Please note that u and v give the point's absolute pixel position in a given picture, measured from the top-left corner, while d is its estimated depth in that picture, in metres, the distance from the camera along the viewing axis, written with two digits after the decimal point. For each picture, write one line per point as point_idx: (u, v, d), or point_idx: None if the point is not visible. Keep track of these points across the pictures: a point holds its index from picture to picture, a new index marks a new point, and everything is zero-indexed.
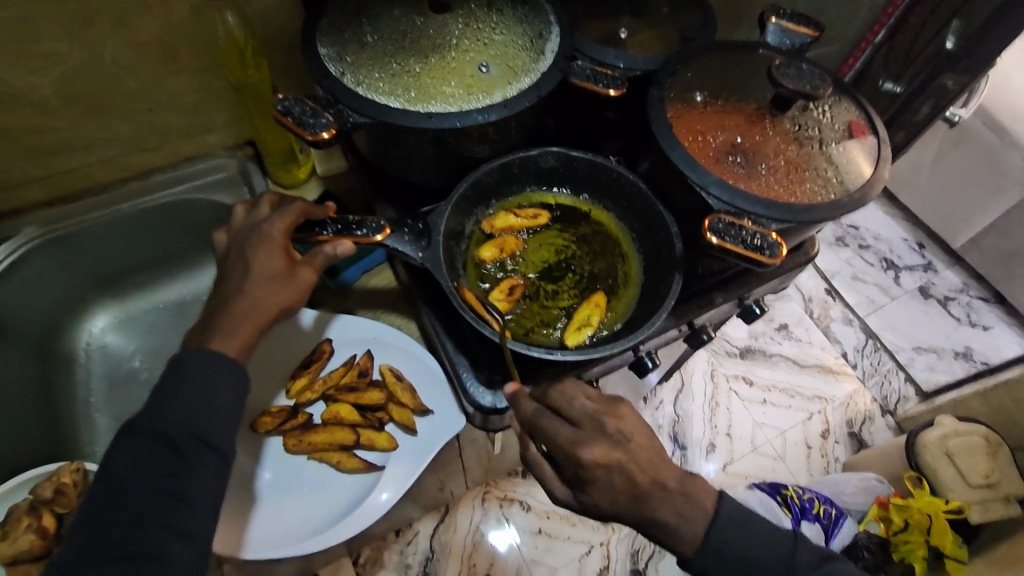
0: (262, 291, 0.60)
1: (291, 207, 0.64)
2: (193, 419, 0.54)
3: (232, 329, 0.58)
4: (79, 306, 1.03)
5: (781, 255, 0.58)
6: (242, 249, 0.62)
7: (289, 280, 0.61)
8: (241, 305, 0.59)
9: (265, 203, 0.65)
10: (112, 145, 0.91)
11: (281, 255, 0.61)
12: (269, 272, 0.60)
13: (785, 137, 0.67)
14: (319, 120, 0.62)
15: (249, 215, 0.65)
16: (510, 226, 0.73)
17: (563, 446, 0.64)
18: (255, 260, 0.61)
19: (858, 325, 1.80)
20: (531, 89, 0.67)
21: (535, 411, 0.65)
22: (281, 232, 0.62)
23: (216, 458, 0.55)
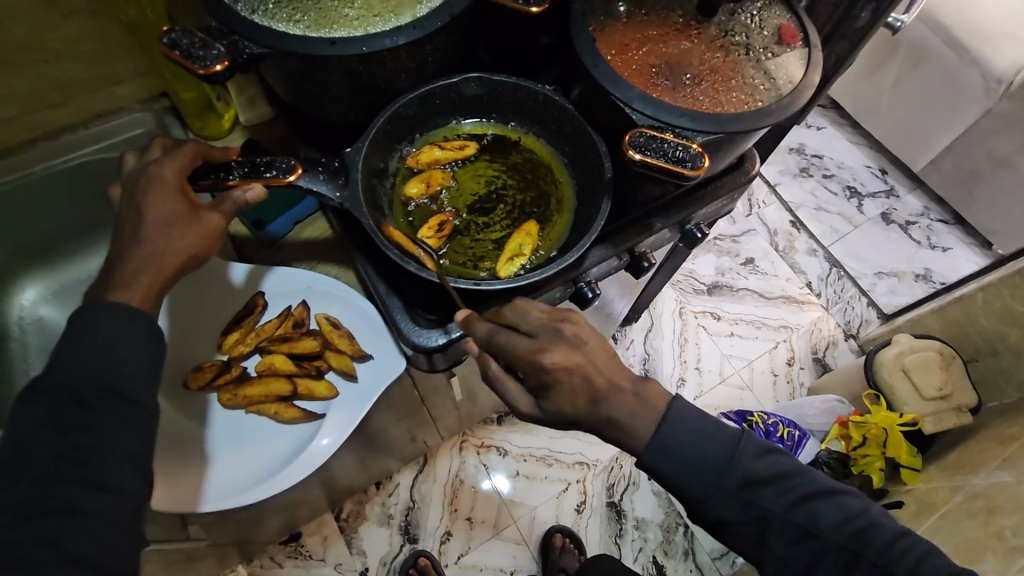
0: (162, 238, 0.57)
1: (184, 147, 0.61)
2: (102, 377, 0.54)
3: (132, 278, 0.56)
4: (7, 278, 1.01)
5: (703, 167, 0.56)
6: (132, 195, 0.58)
7: (192, 227, 0.58)
8: (141, 253, 0.56)
9: (157, 146, 0.62)
10: (12, 103, 0.83)
11: (183, 200, 0.59)
12: (168, 215, 0.58)
13: (711, 45, 0.64)
14: (209, 51, 0.58)
15: (140, 159, 0.61)
16: (435, 160, 0.70)
17: (523, 358, 0.59)
18: (148, 206, 0.58)
19: (822, 255, 1.81)
20: (443, 8, 0.63)
21: (490, 330, 0.61)
22: (174, 176, 0.59)
23: (134, 412, 0.55)
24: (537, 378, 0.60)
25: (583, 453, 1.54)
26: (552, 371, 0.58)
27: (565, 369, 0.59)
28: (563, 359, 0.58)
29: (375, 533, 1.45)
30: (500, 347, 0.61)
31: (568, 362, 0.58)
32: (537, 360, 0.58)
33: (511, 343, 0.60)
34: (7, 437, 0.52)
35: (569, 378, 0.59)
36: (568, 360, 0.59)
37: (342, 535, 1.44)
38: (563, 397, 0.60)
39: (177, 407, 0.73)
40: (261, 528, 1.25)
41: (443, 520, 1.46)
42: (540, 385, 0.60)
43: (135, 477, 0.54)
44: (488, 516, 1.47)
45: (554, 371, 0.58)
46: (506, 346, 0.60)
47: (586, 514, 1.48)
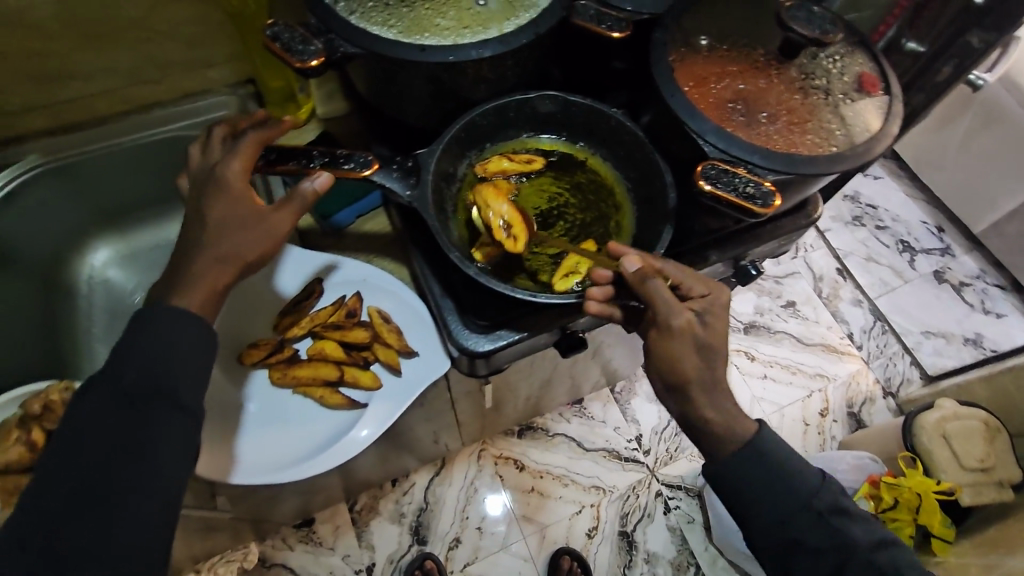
0: (228, 240, 0.60)
1: (245, 138, 0.63)
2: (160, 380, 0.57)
3: (199, 276, 0.59)
4: (80, 239, 1.03)
5: (774, 205, 0.56)
6: (199, 197, 0.61)
7: (258, 228, 0.61)
8: (208, 254, 0.59)
9: (218, 140, 0.65)
10: (114, 76, 0.89)
11: (250, 201, 0.61)
12: (232, 219, 0.60)
13: (791, 86, 0.65)
14: (308, 47, 0.61)
15: (204, 156, 0.64)
16: (502, 171, 0.73)
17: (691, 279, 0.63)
18: (215, 208, 0.60)
19: (867, 306, 1.77)
20: (529, 27, 0.66)
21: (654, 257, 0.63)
22: (238, 177, 0.62)
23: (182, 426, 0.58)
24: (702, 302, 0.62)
25: (600, 477, 1.52)
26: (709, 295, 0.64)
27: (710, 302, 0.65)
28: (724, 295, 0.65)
29: (385, 528, 1.46)
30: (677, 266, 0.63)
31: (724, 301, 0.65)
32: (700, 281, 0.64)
33: (683, 268, 0.63)
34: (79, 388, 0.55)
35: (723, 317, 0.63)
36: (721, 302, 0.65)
37: (354, 526, 1.46)
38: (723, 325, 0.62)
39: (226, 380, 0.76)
40: (278, 509, 1.27)
41: (454, 526, 1.46)
42: (706, 310, 0.62)
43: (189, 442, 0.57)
44: (498, 529, 1.46)
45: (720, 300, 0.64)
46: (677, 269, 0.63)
47: (598, 539, 1.46)
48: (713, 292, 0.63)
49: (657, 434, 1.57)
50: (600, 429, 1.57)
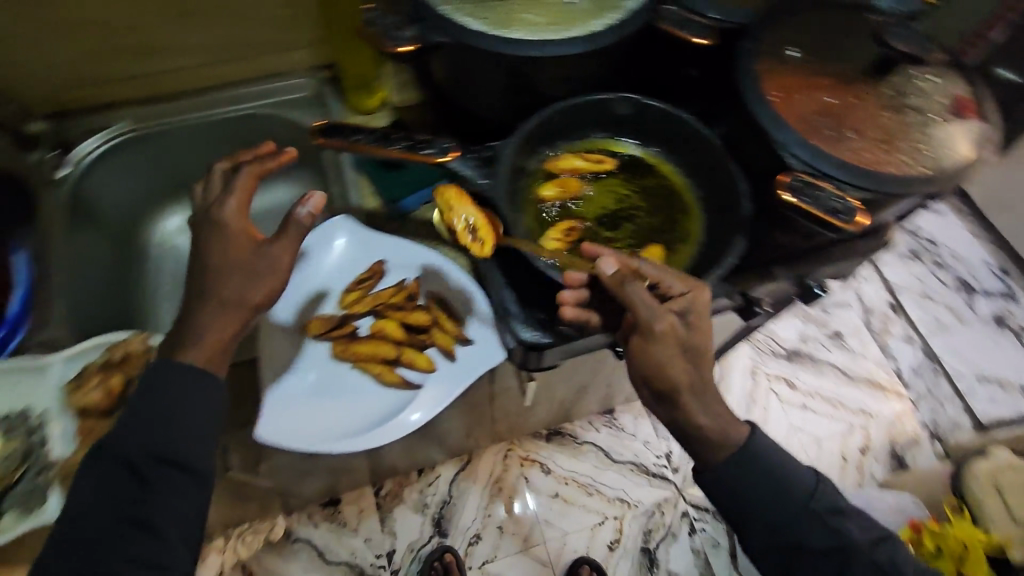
0: (228, 284, 0.58)
1: (241, 176, 0.63)
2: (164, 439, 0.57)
3: (207, 321, 0.58)
4: (159, 204, 1.03)
5: (859, 222, 0.55)
6: (198, 240, 0.60)
7: (258, 267, 0.59)
8: (215, 297, 0.58)
9: (216, 180, 0.64)
10: (206, 52, 0.93)
11: (246, 239, 0.60)
12: (234, 260, 0.59)
13: (881, 104, 0.63)
14: (402, 33, 0.64)
15: (204, 195, 0.63)
16: (573, 168, 0.74)
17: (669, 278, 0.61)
18: (212, 249, 0.59)
19: (919, 345, 1.68)
20: (614, 27, 0.66)
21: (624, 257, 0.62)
22: (234, 215, 0.61)
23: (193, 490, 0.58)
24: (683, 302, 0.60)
25: (626, 491, 1.50)
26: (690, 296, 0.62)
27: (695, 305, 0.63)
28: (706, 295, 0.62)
29: (408, 517, 1.46)
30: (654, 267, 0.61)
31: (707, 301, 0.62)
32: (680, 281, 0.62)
33: (661, 268, 0.61)
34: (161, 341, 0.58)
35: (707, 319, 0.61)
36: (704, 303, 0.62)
37: (378, 511, 1.47)
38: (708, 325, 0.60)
39: None
40: (306, 485, 1.29)
41: (476, 522, 1.46)
42: (689, 311, 0.60)
43: None
44: (520, 530, 1.46)
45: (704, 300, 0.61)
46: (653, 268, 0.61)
47: (619, 553, 1.44)
48: (696, 293, 0.60)
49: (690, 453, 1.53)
50: (630, 442, 1.56)
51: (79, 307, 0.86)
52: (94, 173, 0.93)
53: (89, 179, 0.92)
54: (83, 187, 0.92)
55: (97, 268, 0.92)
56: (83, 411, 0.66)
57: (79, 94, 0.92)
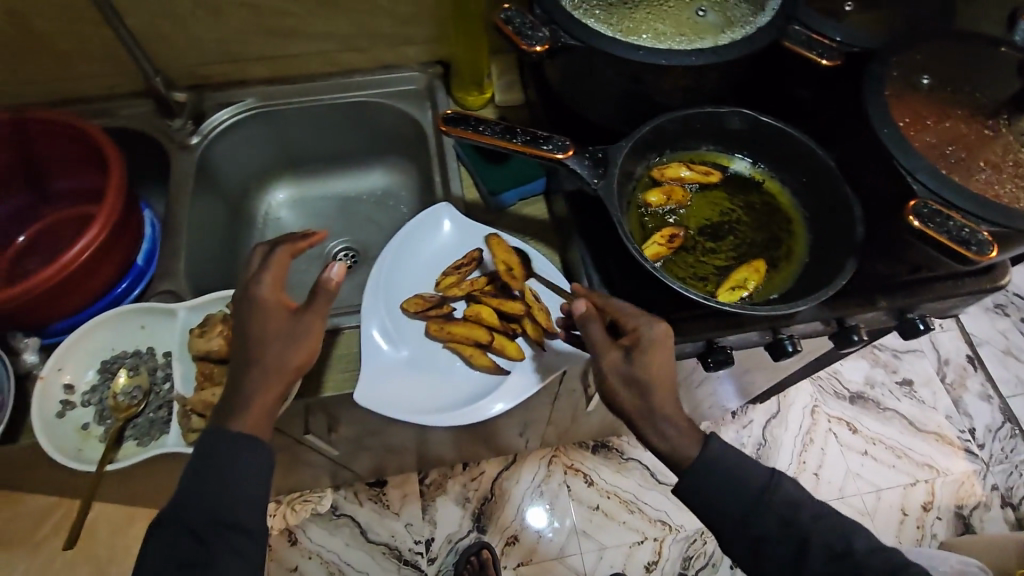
0: (269, 350, 0.64)
1: (274, 257, 0.68)
2: (223, 488, 0.61)
3: (258, 382, 0.63)
4: (267, 178, 1.12)
5: (990, 255, 0.54)
6: (242, 313, 0.66)
7: (296, 332, 0.65)
8: (267, 359, 0.64)
9: (255, 256, 0.69)
10: (332, 41, 0.99)
11: (281, 311, 0.66)
12: (276, 330, 0.65)
13: (1019, 140, 0.61)
14: (536, 33, 0.67)
15: (243, 272, 0.68)
16: (679, 177, 0.74)
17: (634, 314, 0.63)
18: (254, 320, 0.65)
19: (997, 404, 1.59)
20: (742, 42, 0.67)
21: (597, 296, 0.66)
22: (269, 290, 0.66)
23: (242, 539, 0.61)
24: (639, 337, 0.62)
25: (668, 514, 1.48)
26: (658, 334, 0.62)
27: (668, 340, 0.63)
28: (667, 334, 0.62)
29: (449, 508, 1.47)
30: (614, 304, 0.64)
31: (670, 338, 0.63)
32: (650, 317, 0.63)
33: (625, 305, 0.64)
34: None
35: (667, 357, 0.62)
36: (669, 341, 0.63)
37: (421, 498, 1.48)
38: (661, 361, 0.61)
39: None
40: (357, 463, 1.32)
41: (516, 523, 1.45)
42: (641, 348, 0.62)
43: None
44: (558, 536, 1.45)
45: (660, 339, 0.62)
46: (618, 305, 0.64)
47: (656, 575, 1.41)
48: (654, 330, 0.62)
49: None
50: None
51: (197, 264, 0.92)
52: (217, 145, 1.00)
53: (215, 148, 1.00)
54: (209, 155, 0.99)
55: (212, 230, 0.99)
56: (204, 356, 0.71)
57: (216, 69, 1.00)
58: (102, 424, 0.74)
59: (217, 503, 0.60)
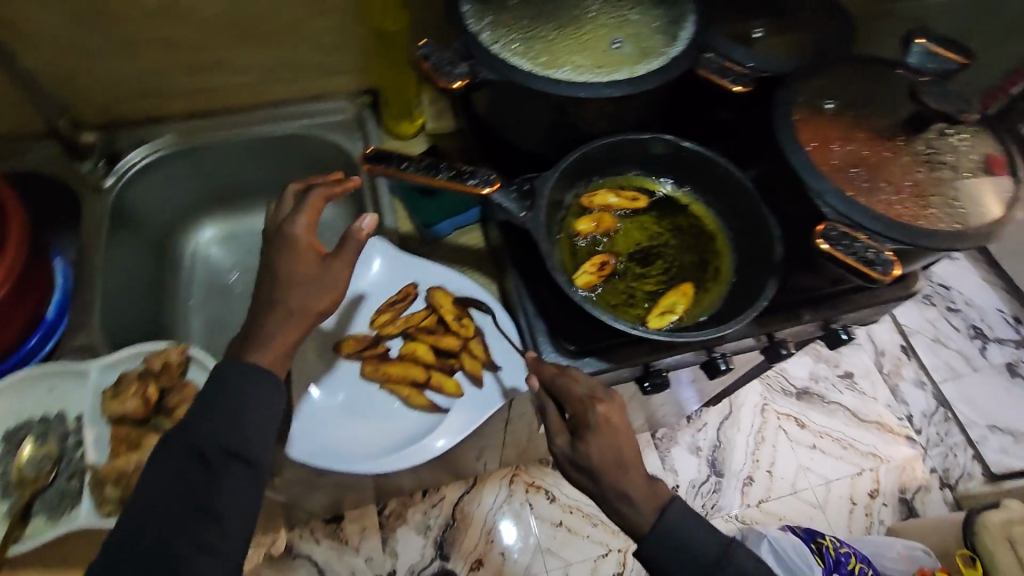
0: (294, 296, 0.62)
1: (309, 200, 0.65)
2: (234, 423, 0.58)
3: (272, 335, 0.61)
4: (193, 216, 1.07)
5: (894, 273, 0.56)
6: (270, 255, 0.63)
7: (323, 278, 0.63)
8: (293, 304, 0.61)
9: (289, 198, 0.67)
10: (253, 73, 0.96)
11: (312, 254, 0.63)
12: (305, 273, 0.62)
13: (915, 158, 0.66)
14: (454, 69, 0.66)
15: (276, 213, 0.66)
16: (607, 205, 0.75)
17: (579, 398, 0.63)
18: (282, 264, 0.62)
19: (930, 390, 1.64)
20: (659, 73, 0.68)
21: (552, 373, 0.66)
22: (304, 233, 0.63)
23: (246, 472, 0.58)
24: (582, 423, 0.63)
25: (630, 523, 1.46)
26: (599, 420, 0.62)
27: (611, 423, 0.63)
28: (610, 416, 0.63)
29: (410, 538, 1.42)
30: (561, 385, 0.64)
31: (614, 418, 0.63)
32: (593, 403, 0.63)
33: (568, 387, 0.64)
34: None
35: (612, 435, 0.62)
36: (614, 418, 0.63)
37: (381, 530, 1.42)
38: (597, 449, 0.62)
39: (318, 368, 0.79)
40: (310, 502, 1.26)
41: (479, 547, 1.41)
42: (581, 430, 0.63)
43: None
44: (523, 556, 1.41)
45: (601, 422, 0.62)
46: (564, 386, 0.64)
47: None
48: (593, 415, 0.62)
49: (694, 487, 1.46)
50: None
51: (116, 315, 0.87)
52: (133, 187, 0.95)
53: (131, 189, 0.95)
54: (125, 197, 0.94)
55: (131, 276, 0.94)
56: (119, 418, 0.71)
57: (130, 106, 0.95)
58: (5, 500, 0.69)
59: (230, 433, 0.58)
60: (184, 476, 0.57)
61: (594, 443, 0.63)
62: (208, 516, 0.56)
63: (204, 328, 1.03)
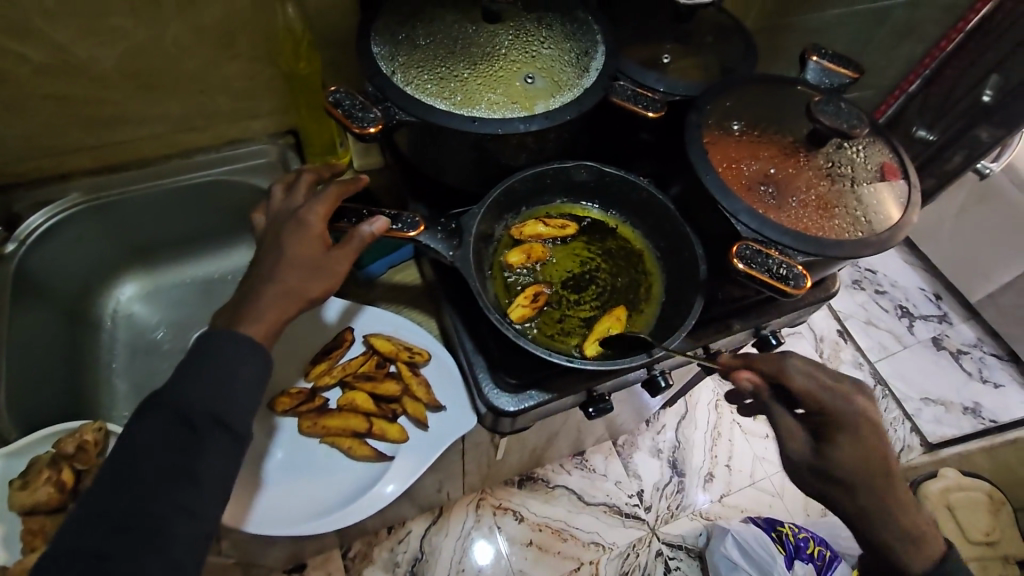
0: (289, 277, 0.61)
1: (326, 192, 0.66)
2: (216, 391, 0.56)
3: (260, 313, 0.60)
4: (110, 273, 1.01)
5: (805, 286, 0.60)
6: (278, 233, 0.63)
7: (324, 270, 0.63)
8: (274, 292, 0.60)
9: (302, 189, 0.68)
10: (164, 122, 0.92)
11: (319, 242, 0.64)
12: (304, 259, 0.62)
13: (818, 172, 0.70)
14: (367, 114, 0.65)
15: (286, 199, 0.67)
16: (537, 234, 0.75)
17: (814, 389, 0.67)
18: (289, 244, 0.62)
19: (868, 369, 1.61)
20: (573, 103, 0.70)
21: (782, 361, 0.69)
22: (319, 220, 0.64)
23: (229, 441, 0.57)
24: (832, 417, 0.66)
25: (601, 533, 1.31)
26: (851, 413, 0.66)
27: (867, 421, 0.66)
28: (868, 412, 0.67)
29: None
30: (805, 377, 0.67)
31: (871, 415, 0.67)
32: (846, 397, 0.67)
33: (814, 378, 0.67)
34: (118, 448, 0.54)
35: (867, 434, 0.65)
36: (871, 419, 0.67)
37: None
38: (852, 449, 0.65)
39: (257, 428, 0.76)
40: (266, 562, 1.13)
41: None
42: (831, 428, 0.66)
43: (219, 503, 0.56)
44: None
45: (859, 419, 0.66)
46: (805, 376, 0.68)
47: None
48: (856, 408, 0.66)
49: (658, 489, 1.37)
50: (601, 483, 1.37)
51: (21, 398, 0.82)
52: (39, 251, 0.89)
53: (37, 253, 0.89)
54: (29, 263, 0.88)
55: (40, 348, 0.88)
56: (30, 509, 0.69)
57: (30, 166, 0.89)
58: None
59: (216, 395, 0.56)
60: (166, 439, 0.54)
61: (840, 435, 0.65)
62: (188, 480, 0.54)
63: (131, 392, 0.97)
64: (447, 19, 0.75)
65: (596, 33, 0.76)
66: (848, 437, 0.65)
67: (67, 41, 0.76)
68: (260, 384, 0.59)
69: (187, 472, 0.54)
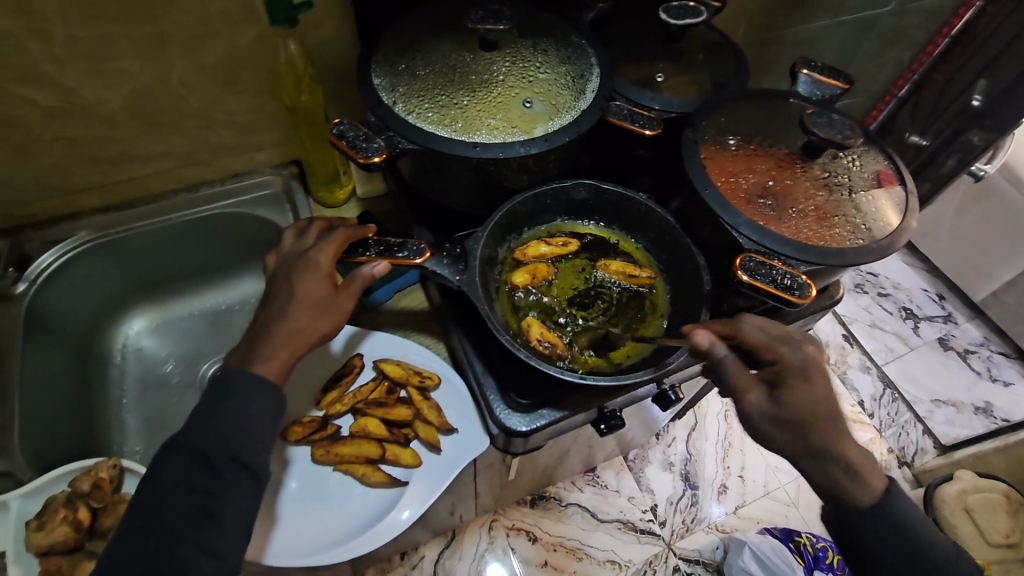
0: (298, 311, 0.62)
1: (335, 233, 0.66)
2: (234, 428, 0.57)
3: (273, 350, 0.61)
4: (119, 308, 1.02)
5: (810, 295, 0.61)
6: (288, 272, 0.64)
7: (331, 304, 0.64)
8: (283, 328, 0.61)
9: (313, 230, 0.69)
10: (169, 158, 0.93)
11: (324, 282, 0.64)
12: (313, 293, 0.63)
13: (815, 183, 0.71)
14: (371, 145, 0.66)
15: (297, 241, 0.68)
16: (540, 255, 0.76)
17: (774, 338, 0.63)
18: (299, 283, 0.63)
19: (876, 373, 1.60)
20: (571, 125, 0.71)
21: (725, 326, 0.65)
22: (326, 259, 0.65)
23: (249, 480, 0.57)
24: (787, 364, 0.62)
25: (616, 551, 1.29)
26: (809, 358, 0.63)
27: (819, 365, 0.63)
28: (818, 357, 0.63)
29: None
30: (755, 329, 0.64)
31: (819, 358, 0.63)
32: (801, 344, 0.63)
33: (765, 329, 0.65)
34: (141, 492, 0.55)
35: (818, 374, 0.62)
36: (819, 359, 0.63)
37: None
38: (801, 394, 0.61)
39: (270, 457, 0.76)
40: None
41: None
42: (789, 373, 0.62)
43: (241, 540, 0.56)
44: None
45: (809, 362, 0.62)
46: (753, 332, 0.64)
47: None
48: (807, 351, 0.63)
49: (672, 503, 1.36)
50: (614, 499, 1.36)
51: (35, 439, 0.82)
52: (48, 291, 0.90)
53: (46, 293, 0.90)
54: (40, 303, 0.90)
55: (52, 387, 0.89)
56: (47, 550, 0.70)
57: (39, 207, 0.91)
58: None
59: (234, 432, 0.57)
60: (188, 481, 0.55)
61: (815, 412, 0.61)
62: (210, 520, 0.54)
63: (143, 428, 0.98)
64: (444, 48, 0.77)
65: (590, 55, 0.78)
66: (800, 381, 0.61)
67: (74, 85, 0.78)
68: (275, 419, 0.60)
69: (209, 512, 0.54)
